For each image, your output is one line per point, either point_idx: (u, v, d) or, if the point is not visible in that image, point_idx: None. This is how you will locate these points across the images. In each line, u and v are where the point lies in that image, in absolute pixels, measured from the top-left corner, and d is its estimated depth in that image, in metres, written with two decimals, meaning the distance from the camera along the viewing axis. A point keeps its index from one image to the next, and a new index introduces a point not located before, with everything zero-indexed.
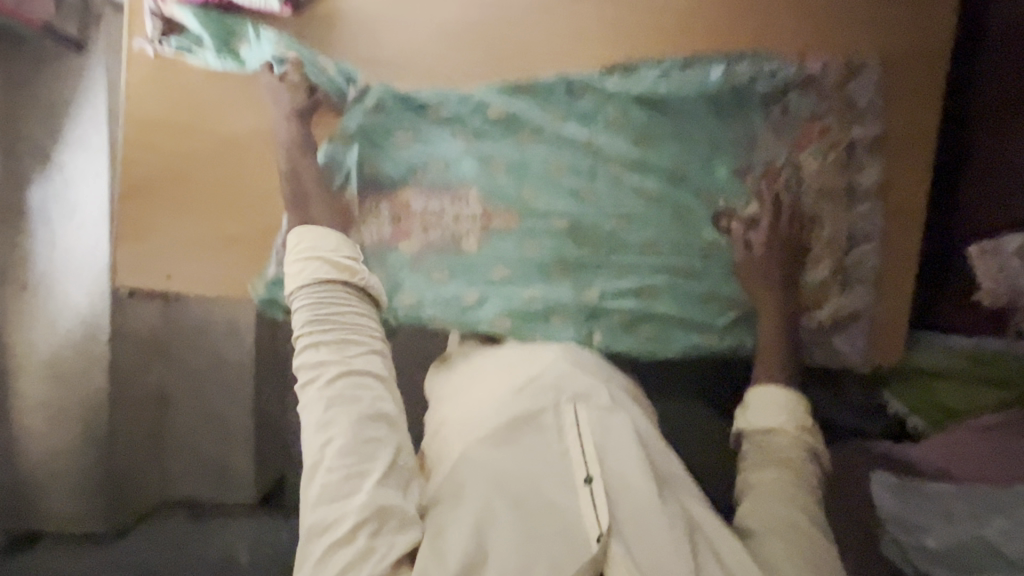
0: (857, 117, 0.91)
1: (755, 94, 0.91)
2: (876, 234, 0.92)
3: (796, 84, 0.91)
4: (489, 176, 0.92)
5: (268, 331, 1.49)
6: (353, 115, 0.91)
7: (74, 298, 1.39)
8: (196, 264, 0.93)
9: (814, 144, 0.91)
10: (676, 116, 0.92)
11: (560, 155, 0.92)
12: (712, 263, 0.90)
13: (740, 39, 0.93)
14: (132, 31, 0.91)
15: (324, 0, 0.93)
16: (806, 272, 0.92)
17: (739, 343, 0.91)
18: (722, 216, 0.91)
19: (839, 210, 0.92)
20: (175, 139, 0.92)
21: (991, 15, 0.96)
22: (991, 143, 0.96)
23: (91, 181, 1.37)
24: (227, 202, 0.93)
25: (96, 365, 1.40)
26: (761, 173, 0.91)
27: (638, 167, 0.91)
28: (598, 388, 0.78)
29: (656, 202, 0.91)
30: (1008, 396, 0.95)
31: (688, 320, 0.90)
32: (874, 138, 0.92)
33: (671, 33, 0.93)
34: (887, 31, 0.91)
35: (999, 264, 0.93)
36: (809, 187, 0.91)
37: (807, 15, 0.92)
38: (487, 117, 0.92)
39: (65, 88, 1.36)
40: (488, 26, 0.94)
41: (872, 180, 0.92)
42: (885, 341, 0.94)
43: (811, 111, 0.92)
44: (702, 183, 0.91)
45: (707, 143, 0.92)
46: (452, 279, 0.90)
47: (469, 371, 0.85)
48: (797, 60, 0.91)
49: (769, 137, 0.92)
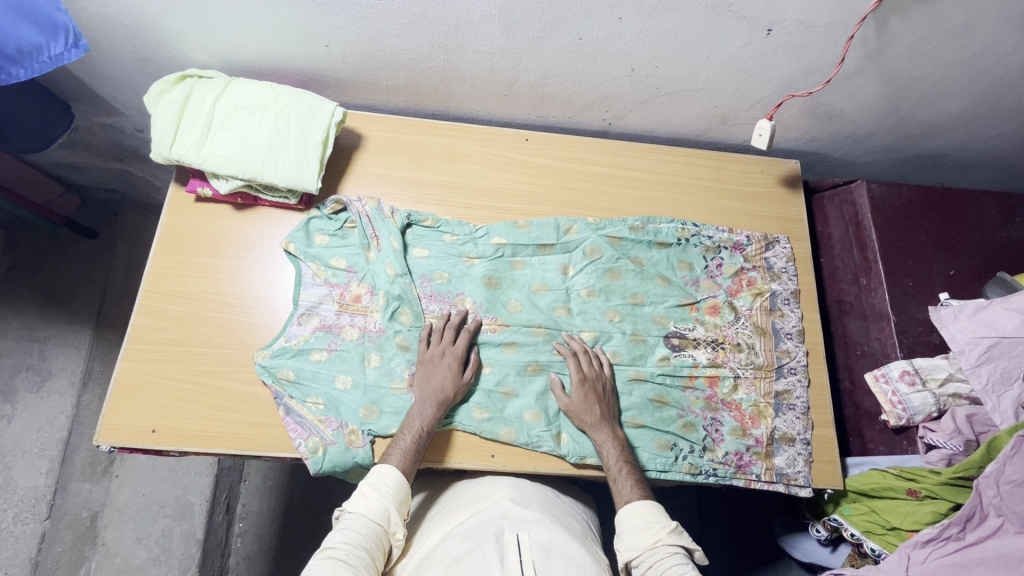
0: (776, 275, 1.12)
1: (694, 252, 1.12)
2: (804, 369, 1.06)
3: (727, 247, 1.12)
4: (442, 335, 0.98)
5: (222, 508, 1.47)
6: (361, 278, 1.03)
7: (16, 479, 1.37)
8: (185, 421, 0.94)
9: (744, 292, 1.10)
10: (623, 275, 1.09)
11: (538, 304, 1.05)
12: (666, 374, 1.03)
13: (666, 209, 1.15)
14: (174, 209, 1.05)
15: (328, 192, 1.09)
16: (739, 392, 1.04)
17: (690, 451, 0.99)
18: (672, 336, 1.06)
19: (770, 344, 1.07)
20: (188, 307, 1.00)
21: (828, 202, 1.21)
22: (856, 290, 1.13)
23: (70, 355, 1.47)
24: (218, 368, 0.97)
25: (19, 553, 1.32)
26: (706, 307, 1.09)
27: (604, 292, 1.07)
28: (536, 518, 0.84)
29: (619, 320, 1.06)
30: (940, 507, 0.94)
31: (659, 442, 0.99)
32: (790, 292, 1.11)
33: (606, 209, 1.14)
34: (765, 204, 1.17)
35: (892, 390, 1.01)
36: (745, 323, 1.08)
37: (723, 193, 1.17)
38: (478, 278, 1.06)
39: (66, 271, 1.51)
40: (459, 200, 1.11)
41: (794, 324, 1.09)
42: (827, 466, 1.02)
43: (738, 265, 1.11)
44: (656, 308, 1.08)
45: (653, 288, 1.09)
46: (448, 419, 0.96)
47: (431, 532, 0.89)
48: (727, 230, 1.14)
49: (708, 281, 1.10)
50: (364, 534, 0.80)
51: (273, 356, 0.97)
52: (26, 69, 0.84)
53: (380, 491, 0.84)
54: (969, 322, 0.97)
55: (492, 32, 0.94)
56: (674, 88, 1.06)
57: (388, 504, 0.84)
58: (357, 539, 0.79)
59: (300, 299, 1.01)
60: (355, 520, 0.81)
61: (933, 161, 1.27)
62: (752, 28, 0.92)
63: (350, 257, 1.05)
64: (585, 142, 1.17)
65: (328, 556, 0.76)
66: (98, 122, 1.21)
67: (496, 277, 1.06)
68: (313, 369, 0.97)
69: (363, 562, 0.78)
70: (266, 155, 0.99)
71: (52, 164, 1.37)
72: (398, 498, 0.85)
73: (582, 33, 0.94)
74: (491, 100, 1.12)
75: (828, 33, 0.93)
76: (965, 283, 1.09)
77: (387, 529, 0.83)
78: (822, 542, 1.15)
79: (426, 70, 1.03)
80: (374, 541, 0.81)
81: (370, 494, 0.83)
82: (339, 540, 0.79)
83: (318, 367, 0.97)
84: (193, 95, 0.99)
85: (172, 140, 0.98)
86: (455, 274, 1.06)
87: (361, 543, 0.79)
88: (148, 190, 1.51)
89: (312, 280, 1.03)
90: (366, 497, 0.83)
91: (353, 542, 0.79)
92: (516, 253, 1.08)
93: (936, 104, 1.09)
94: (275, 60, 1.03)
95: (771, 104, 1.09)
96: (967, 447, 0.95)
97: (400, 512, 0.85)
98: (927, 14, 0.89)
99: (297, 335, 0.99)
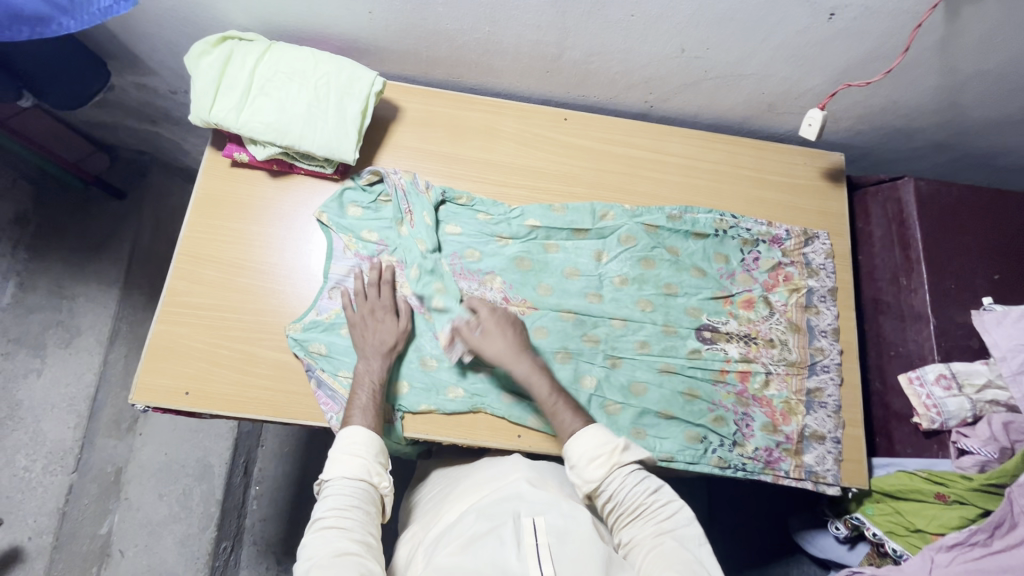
0: (814, 272, 1.09)
1: (731, 243, 1.10)
2: (837, 367, 1.05)
3: (765, 240, 1.10)
4: (379, 291, 0.98)
5: (240, 473, 1.50)
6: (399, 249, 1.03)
7: (48, 430, 1.39)
8: (219, 384, 0.95)
9: (780, 287, 1.08)
10: (655, 264, 1.07)
11: (567, 290, 1.04)
12: (696, 367, 1.02)
13: (701, 198, 1.12)
14: (211, 173, 1.04)
15: (363, 165, 1.07)
16: (768, 387, 1.03)
17: (719, 444, 0.99)
18: (704, 329, 1.05)
19: (803, 341, 1.05)
20: (224, 272, 1.00)
21: (871, 199, 1.16)
22: (897, 291, 1.10)
23: (98, 311, 1.48)
24: (253, 335, 0.98)
25: (47, 503, 1.35)
26: (739, 299, 1.07)
27: (636, 281, 1.06)
28: (555, 499, 0.83)
29: (651, 310, 1.05)
30: (968, 512, 0.94)
31: (691, 433, 0.99)
32: (828, 289, 1.09)
33: (643, 194, 1.11)
34: (805, 196, 1.14)
35: (927, 395, 1.00)
36: (778, 319, 1.06)
37: (764, 184, 1.14)
38: (514, 262, 1.05)
39: (96, 229, 1.52)
40: (491, 178, 1.09)
41: (829, 323, 1.07)
42: (854, 467, 1.01)
43: (776, 259, 1.09)
44: (689, 299, 1.06)
45: (688, 279, 1.07)
46: (466, 395, 0.97)
47: (448, 507, 0.90)
48: (766, 223, 1.11)
49: (742, 274, 1.09)
50: (349, 495, 0.81)
51: (305, 330, 0.98)
52: (76, 20, 0.83)
53: (353, 451, 0.84)
54: (1012, 328, 0.95)
55: (541, 5, 0.91)
56: (723, 72, 1.03)
57: (365, 459, 0.84)
58: (342, 502, 0.80)
59: (331, 271, 1.01)
60: (337, 487, 0.81)
61: (984, 161, 1.23)
62: (814, 12, 0.89)
63: (382, 231, 1.04)
64: (624, 124, 1.14)
65: (319, 527, 0.77)
66: (133, 82, 1.20)
67: (528, 258, 1.05)
68: (345, 344, 0.97)
69: (358, 520, 0.78)
70: (305, 123, 0.98)
71: (83, 122, 1.37)
72: (374, 452, 0.85)
73: (634, 10, 0.91)
74: (533, 76, 1.09)
75: (894, 20, 0.89)
76: (1008, 288, 1.07)
77: (373, 482, 0.83)
78: (840, 539, 1.15)
79: (468, 41, 1.01)
80: (363, 500, 0.81)
81: (344, 457, 0.83)
82: (326, 508, 0.79)
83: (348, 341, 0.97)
84: (233, 57, 0.98)
85: (212, 102, 0.97)
86: (487, 253, 1.05)
87: (349, 505, 0.80)
88: (176, 153, 1.50)
89: (343, 253, 1.02)
90: (341, 461, 0.83)
91: (339, 507, 0.79)
92: (550, 236, 1.07)
93: (995, 102, 1.04)
94: (316, 24, 1.01)
95: (823, 93, 1.05)
96: (1001, 455, 0.94)
97: (380, 463, 0.85)
98: (1002, 4, 0.85)
99: (328, 309, 0.99)
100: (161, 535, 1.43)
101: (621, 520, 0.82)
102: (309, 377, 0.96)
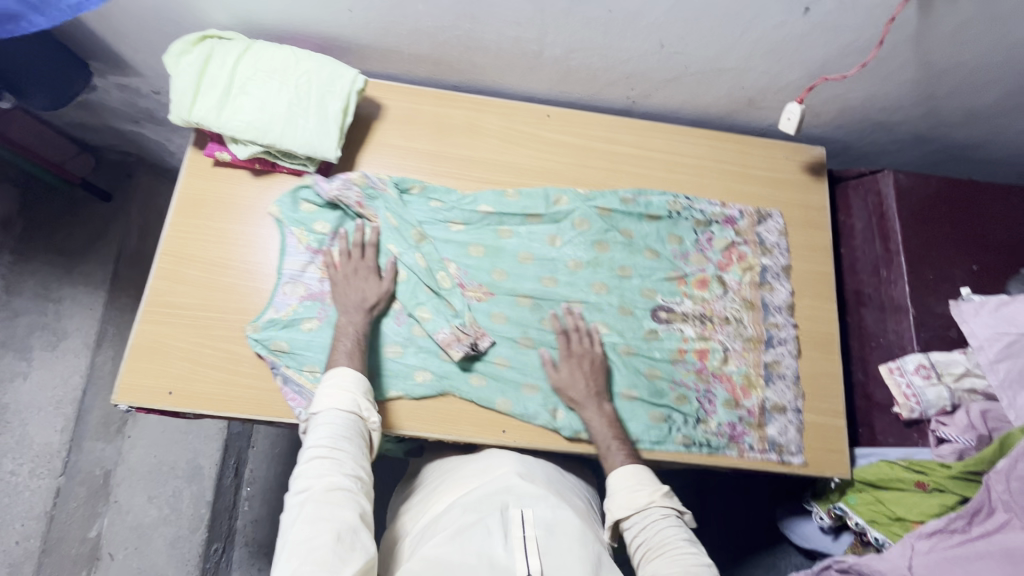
0: (767, 250, 1.10)
1: (685, 226, 1.10)
2: (794, 340, 1.06)
3: (718, 221, 1.11)
4: (364, 253, 1.00)
5: (230, 475, 1.51)
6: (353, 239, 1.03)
7: (34, 432, 1.39)
8: (201, 383, 0.95)
9: (733, 266, 1.09)
10: (609, 249, 1.08)
11: (523, 275, 1.05)
12: (655, 348, 1.03)
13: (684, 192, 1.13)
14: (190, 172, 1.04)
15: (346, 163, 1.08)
16: (728, 365, 1.04)
17: (684, 422, 0.99)
18: (660, 310, 1.05)
19: (757, 314, 1.06)
20: (205, 271, 1.00)
21: (852, 195, 1.18)
22: (875, 280, 1.11)
23: (84, 314, 1.48)
24: (235, 334, 0.98)
25: (35, 507, 1.35)
26: (694, 280, 1.08)
27: (591, 264, 1.07)
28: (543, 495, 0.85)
29: (606, 292, 1.05)
30: (949, 500, 0.95)
31: (654, 411, 0.99)
32: (780, 267, 1.10)
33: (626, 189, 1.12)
34: (785, 189, 1.15)
35: (906, 383, 1.01)
36: (733, 299, 1.07)
37: (746, 179, 1.15)
38: (468, 251, 1.05)
39: (81, 231, 1.52)
40: (461, 167, 1.10)
41: (783, 298, 1.08)
42: (836, 458, 1.02)
43: (728, 240, 1.10)
44: (644, 281, 1.07)
45: (642, 262, 1.08)
46: (429, 382, 0.97)
47: (434, 501, 0.90)
48: (720, 203, 1.12)
49: (696, 254, 1.09)
50: (338, 428, 0.82)
51: (264, 329, 0.97)
52: (47, 17, 0.83)
53: (341, 387, 0.86)
54: (990, 318, 0.97)
55: (521, 2, 0.92)
56: (703, 67, 1.03)
57: (355, 395, 0.85)
58: (332, 436, 0.80)
59: (286, 267, 1.01)
60: (329, 418, 0.82)
61: (964, 153, 1.24)
62: (790, 7, 0.90)
63: (335, 224, 1.04)
64: (607, 121, 1.15)
65: (311, 458, 0.78)
66: (115, 83, 1.20)
67: (483, 245, 1.06)
68: (306, 338, 0.97)
69: (348, 454, 0.80)
70: (286, 122, 0.98)
71: (66, 123, 1.37)
72: (362, 391, 0.87)
73: (613, 6, 0.91)
74: (516, 73, 1.10)
75: (868, 14, 0.90)
76: (986, 278, 1.08)
77: (362, 415, 0.85)
78: (825, 530, 1.16)
79: (449, 39, 1.01)
80: (354, 433, 0.83)
81: (331, 390, 0.85)
82: (317, 440, 0.80)
83: (309, 336, 0.97)
84: (213, 56, 0.98)
85: (193, 102, 0.97)
86: (438, 238, 1.05)
87: (338, 438, 0.80)
88: (161, 154, 1.50)
89: (295, 248, 1.02)
90: (329, 395, 0.85)
91: (331, 441, 0.80)
92: (503, 223, 1.07)
93: (971, 94, 1.06)
94: (297, 23, 1.01)
95: (802, 87, 1.06)
96: (980, 443, 0.96)
97: (368, 400, 0.87)
98: None
99: (284, 305, 0.99)
100: (150, 538, 1.42)
101: (648, 556, 0.81)
102: (278, 374, 0.96)
